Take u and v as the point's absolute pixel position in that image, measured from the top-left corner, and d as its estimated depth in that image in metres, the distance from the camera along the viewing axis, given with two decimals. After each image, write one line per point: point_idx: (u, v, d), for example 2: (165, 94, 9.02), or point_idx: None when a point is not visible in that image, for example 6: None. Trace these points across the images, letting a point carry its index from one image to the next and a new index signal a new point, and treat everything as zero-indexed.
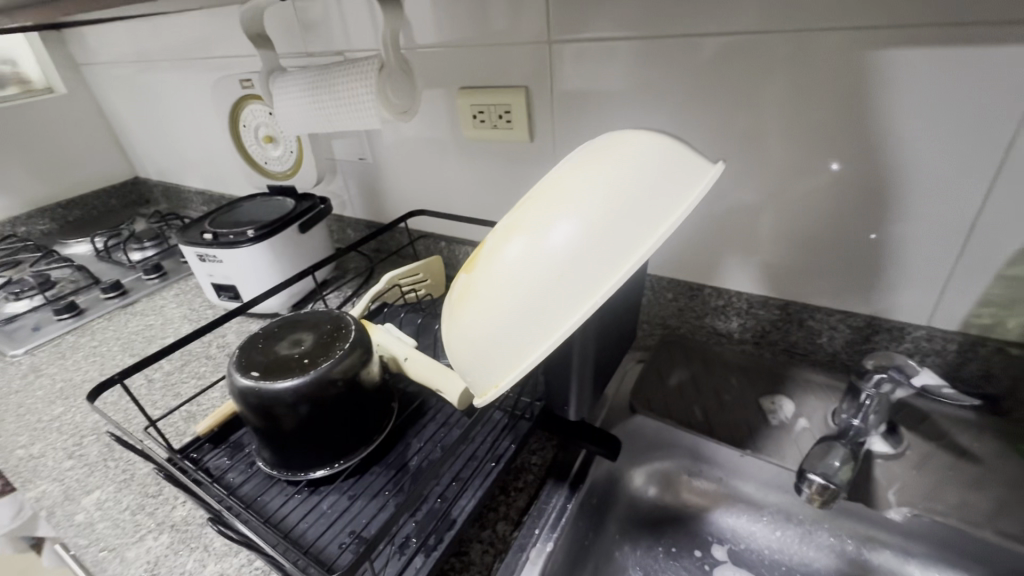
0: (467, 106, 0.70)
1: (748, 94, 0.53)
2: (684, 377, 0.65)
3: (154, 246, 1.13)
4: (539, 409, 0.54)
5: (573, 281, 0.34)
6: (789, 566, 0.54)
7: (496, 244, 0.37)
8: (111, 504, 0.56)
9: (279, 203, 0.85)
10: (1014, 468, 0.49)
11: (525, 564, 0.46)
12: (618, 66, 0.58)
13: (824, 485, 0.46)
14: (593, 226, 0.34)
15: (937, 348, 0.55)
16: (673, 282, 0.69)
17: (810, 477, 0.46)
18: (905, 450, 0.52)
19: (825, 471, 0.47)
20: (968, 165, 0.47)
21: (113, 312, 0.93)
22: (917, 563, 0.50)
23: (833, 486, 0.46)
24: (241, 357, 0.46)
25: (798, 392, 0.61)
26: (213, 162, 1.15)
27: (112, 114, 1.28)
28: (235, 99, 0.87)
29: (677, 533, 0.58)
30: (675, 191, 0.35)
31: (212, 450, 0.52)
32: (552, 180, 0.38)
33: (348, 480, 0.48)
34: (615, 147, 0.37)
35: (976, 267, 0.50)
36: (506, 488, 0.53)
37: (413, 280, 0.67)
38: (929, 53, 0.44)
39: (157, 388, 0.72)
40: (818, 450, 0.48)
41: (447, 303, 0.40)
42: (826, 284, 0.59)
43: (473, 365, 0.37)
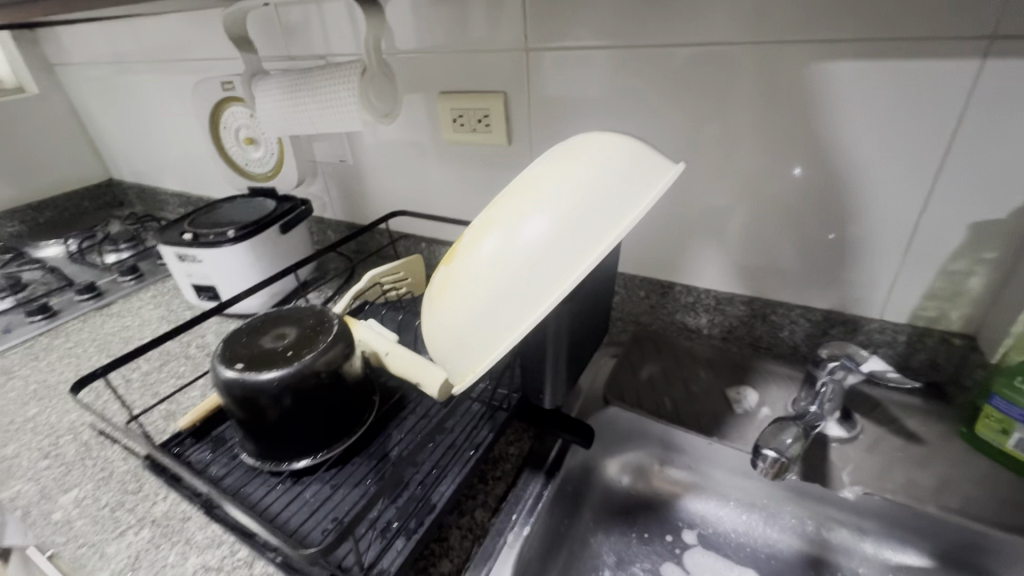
0: (447, 110, 0.73)
1: (712, 102, 0.57)
2: (655, 370, 0.67)
3: (130, 248, 1.11)
4: (516, 400, 0.56)
5: (546, 271, 0.36)
6: (754, 547, 0.57)
7: (474, 238, 0.39)
8: (89, 502, 0.56)
9: (260, 204, 0.86)
10: (957, 449, 0.53)
11: (503, 548, 0.47)
12: (591, 74, 0.61)
13: (777, 458, 0.47)
14: (565, 220, 0.36)
15: (888, 339, 0.59)
16: (646, 280, 0.72)
17: (763, 451, 0.47)
18: (859, 434, 0.56)
19: (778, 446, 0.48)
20: (911, 169, 0.51)
21: (87, 314, 0.92)
22: (870, 540, 0.53)
23: (785, 460, 0.46)
24: (225, 350, 0.47)
25: (763, 383, 0.64)
26: (191, 164, 1.15)
27: (86, 115, 1.27)
28: (215, 101, 0.87)
29: (650, 519, 0.60)
30: (640, 188, 0.38)
31: (194, 444, 0.53)
32: (526, 178, 0.40)
33: (330, 470, 0.49)
34: (585, 148, 0.40)
35: (921, 264, 0.55)
36: (484, 477, 0.54)
37: (395, 280, 0.67)
38: (873, 65, 0.48)
39: (135, 388, 0.72)
40: (772, 428, 0.49)
41: (427, 295, 0.42)
42: (788, 281, 0.62)
43: (453, 353, 0.39)
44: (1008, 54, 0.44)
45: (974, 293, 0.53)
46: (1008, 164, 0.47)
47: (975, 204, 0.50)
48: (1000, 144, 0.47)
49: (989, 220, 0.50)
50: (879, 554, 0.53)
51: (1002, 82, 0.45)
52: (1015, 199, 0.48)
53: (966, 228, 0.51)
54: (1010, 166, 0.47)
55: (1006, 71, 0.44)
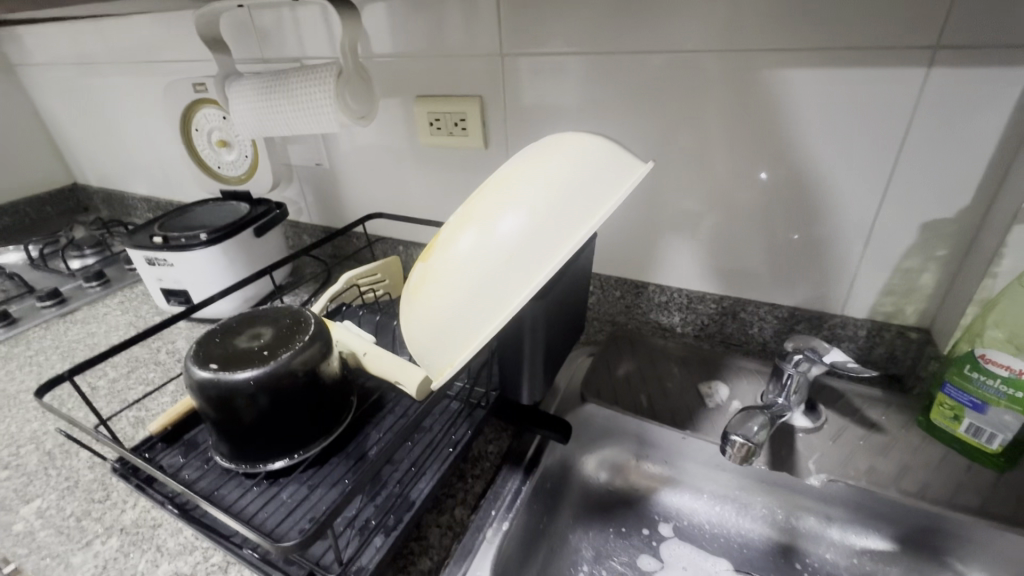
0: (424, 114, 0.73)
1: (681, 108, 0.59)
2: (631, 368, 0.69)
3: (95, 254, 1.08)
4: (494, 398, 0.56)
5: (521, 265, 0.37)
6: (727, 537, 0.59)
7: (451, 234, 0.39)
8: (53, 512, 0.54)
9: (233, 208, 0.85)
10: (914, 436, 0.56)
11: (482, 543, 0.48)
12: (566, 80, 0.63)
13: (744, 443, 0.48)
14: (539, 216, 0.37)
15: (850, 334, 0.62)
16: (620, 281, 0.73)
17: (731, 436, 0.48)
18: (823, 424, 0.58)
19: (745, 432, 0.49)
20: (866, 171, 0.54)
21: (50, 322, 0.89)
22: (836, 526, 0.56)
23: (751, 445, 0.48)
24: (198, 350, 0.46)
25: (733, 378, 0.66)
26: (160, 168, 1.12)
27: (49, 117, 1.23)
28: (187, 103, 0.86)
29: (627, 514, 0.61)
30: (610, 185, 0.40)
31: (165, 449, 0.52)
32: (501, 176, 0.41)
33: (307, 471, 0.49)
34: (558, 147, 0.41)
35: (878, 262, 0.57)
36: (463, 475, 0.55)
37: (372, 280, 0.68)
38: (829, 72, 0.51)
39: (102, 395, 0.70)
40: (739, 416, 0.51)
41: (405, 292, 0.42)
42: (756, 280, 0.65)
43: (431, 347, 0.39)
44: (951, 63, 0.47)
45: (927, 288, 0.56)
46: (953, 167, 0.50)
47: (925, 204, 0.53)
48: (946, 147, 0.50)
49: (938, 219, 0.53)
50: (845, 539, 0.55)
51: (947, 89, 0.48)
52: (960, 198, 0.51)
53: (918, 227, 0.54)
54: (955, 168, 0.50)
55: (949, 79, 0.47)
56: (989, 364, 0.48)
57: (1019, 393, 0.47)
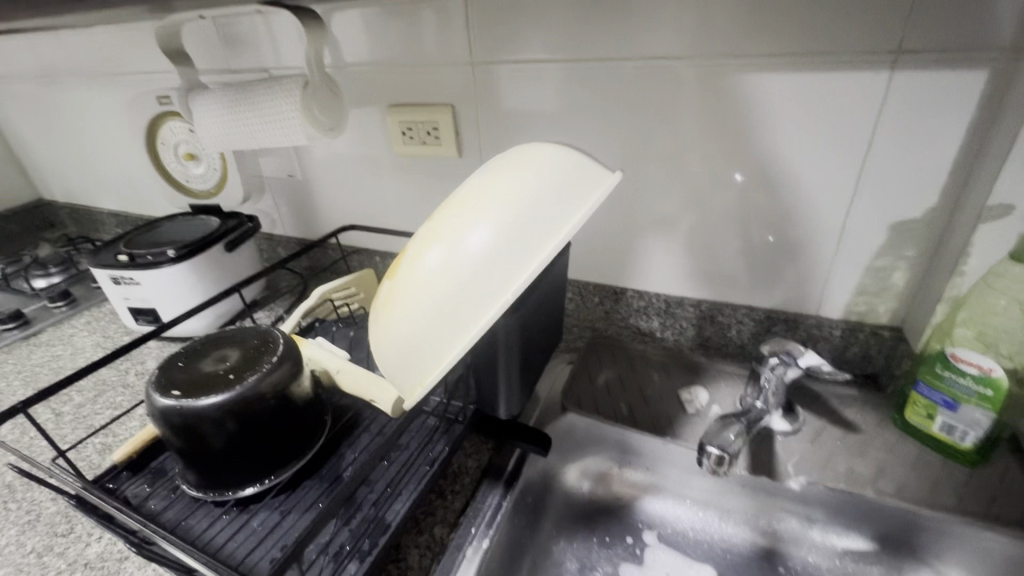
0: (395, 123, 0.72)
1: (654, 114, 0.59)
2: (611, 375, 0.68)
3: (61, 272, 1.04)
4: (471, 413, 0.55)
5: (489, 280, 0.36)
6: (710, 542, 0.59)
7: (417, 250, 0.38)
8: (13, 548, 0.51)
9: (202, 222, 0.83)
10: (890, 435, 0.57)
11: (461, 563, 0.47)
12: (540, 87, 0.63)
13: (720, 454, 0.48)
14: (506, 230, 0.37)
15: (826, 334, 0.62)
16: (599, 287, 0.73)
17: (706, 448, 0.48)
18: (802, 426, 0.58)
19: (721, 442, 0.49)
20: (835, 174, 0.54)
21: (13, 345, 0.85)
22: (818, 528, 0.56)
23: (727, 456, 0.48)
24: (160, 377, 0.44)
25: (713, 382, 0.66)
26: (128, 182, 1.09)
27: (11, 131, 1.18)
28: (152, 116, 0.84)
29: (610, 523, 0.60)
30: (577, 195, 0.39)
31: (130, 478, 0.50)
32: (466, 189, 0.40)
33: (278, 496, 0.47)
34: (525, 158, 0.40)
35: (850, 262, 0.58)
36: (443, 492, 0.54)
37: (346, 294, 0.67)
38: (797, 76, 0.51)
39: (66, 421, 0.67)
40: (716, 425, 0.51)
41: (373, 310, 0.41)
42: (733, 283, 0.65)
43: (400, 367, 0.38)
44: (914, 67, 0.47)
45: (898, 287, 0.57)
46: (920, 167, 0.51)
47: (894, 205, 0.53)
48: (911, 149, 0.50)
49: (907, 220, 0.54)
50: (826, 540, 0.55)
51: (910, 92, 0.48)
52: (928, 198, 0.52)
53: (887, 227, 0.55)
54: (921, 168, 0.51)
55: (912, 82, 0.48)
56: (960, 363, 0.49)
57: (989, 390, 0.48)
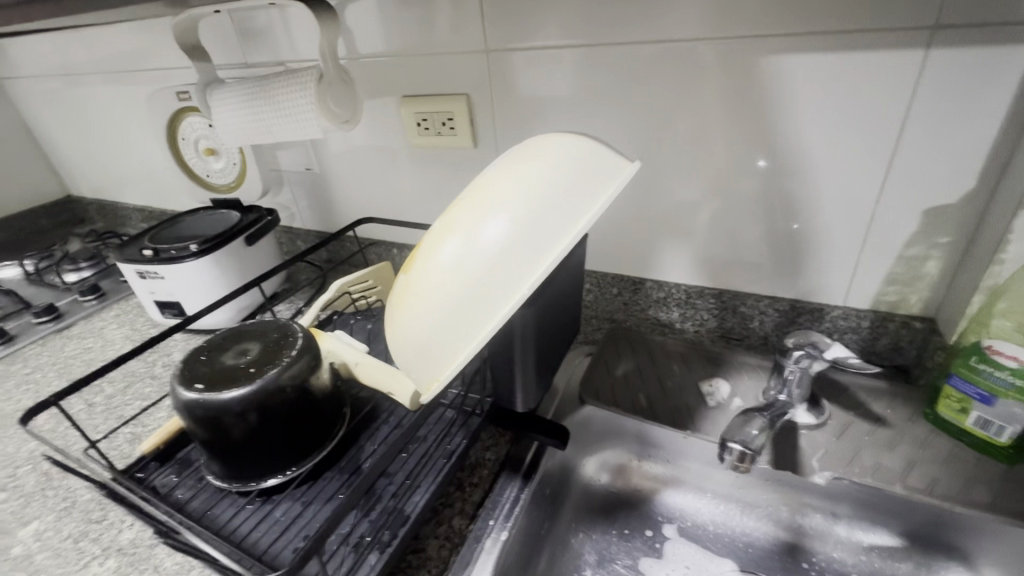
0: (411, 114, 0.72)
1: (674, 99, 0.57)
2: (630, 367, 0.67)
3: (91, 266, 1.07)
4: (489, 405, 0.55)
5: (505, 275, 0.36)
6: (731, 536, 0.58)
7: (432, 243, 0.38)
8: (51, 534, 0.53)
9: (223, 216, 0.84)
10: (921, 429, 0.55)
11: (480, 554, 0.47)
12: (556, 74, 0.61)
13: (744, 450, 0.47)
14: (522, 223, 0.36)
15: (853, 325, 0.60)
16: (618, 278, 0.72)
17: (730, 444, 0.47)
18: (827, 420, 0.57)
19: (744, 438, 0.48)
20: (863, 159, 0.52)
21: (47, 338, 0.88)
22: (843, 523, 0.54)
23: (751, 452, 0.46)
24: (184, 370, 0.45)
25: (735, 374, 0.64)
26: (152, 177, 1.11)
27: (39, 129, 1.22)
28: (172, 112, 0.85)
29: (629, 515, 0.60)
30: (594, 186, 0.39)
31: (158, 468, 0.51)
32: (481, 182, 0.39)
33: (300, 487, 0.48)
34: (540, 149, 0.39)
35: (879, 250, 0.56)
36: (461, 484, 0.54)
37: (363, 288, 0.67)
38: (825, 57, 0.49)
39: (98, 412, 0.69)
40: (737, 421, 0.49)
41: (389, 304, 0.40)
42: (756, 273, 0.63)
43: (418, 361, 0.38)
44: (951, 44, 0.45)
45: (931, 276, 0.55)
46: (956, 150, 0.48)
47: (928, 189, 0.51)
48: (945, 131, 0.48)
49: (941, 205, 0.51)
50: (852, 536, 0.54)
51: (946, 71, 0.46)
52: (964, 182, 0.49)
53: (920, 213, 0.52)
54: (957, 151, 0.48)
55: (948, 61, 0.45)
56: (997, 355, 0.47)
57: None
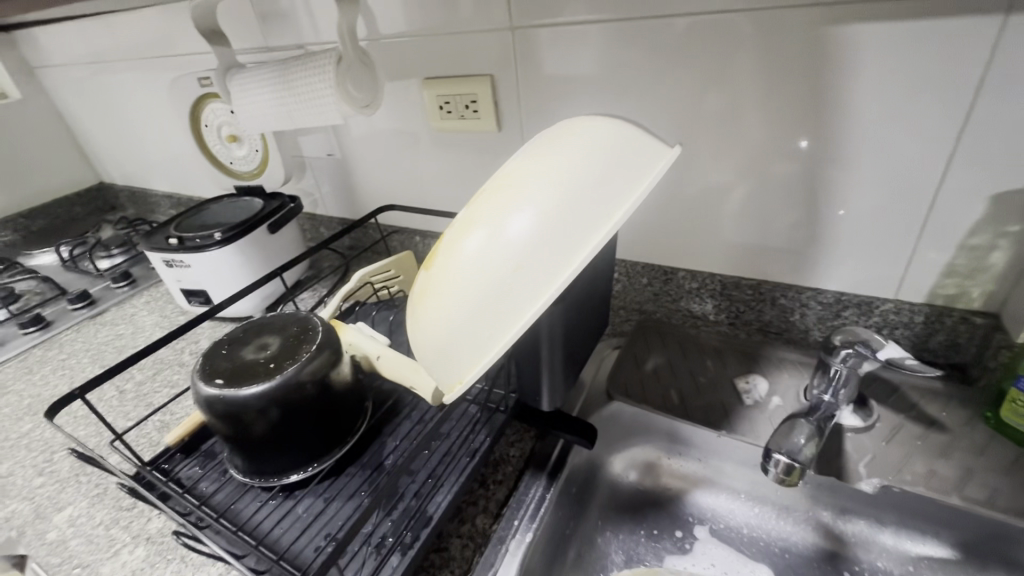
0: (433, 97, 0.69)
1: (711, 76, 0.53)
2: (660, 362, 0.65)
3: (122, 253, 1.09)
4: (514, 401, 0.53)
5: (533, 271, 0.33)
6: (767, 541, 0.55)
7: (454, 238, 0.36)
8: (84, 520, 0.54)
9: (247, 203, 0.84)
10: (980, 435, 0.51)
11: (504, 556, 0.46)
12: (585, 52, 0.58)
13: (788, 462, 0.46)
14: (550, 216, 0.33)
15: (905, 320, 0.56)
16: (648, 267, 0.68)
17: (774, 457, 0.46)
18: (875, 423, 0.54)
19: (789, 449, 0.47)
20: (926, 140, 0.47)
21: (81, 324, 0.90)
22: (890, 531, 0.51)
23: (798, 464, 0.46)
24: (204, 365, 0.45)
25: (774, 372, 0.62)
26: (179, 164, 1.12)
27: (71, 118, 1.23)
28: (195, 99, 0.84)
29: (658, 515, 0.58)
30: (630, 175, 0.35)
31: (184, 459, 0.51)
32: (507, 171, 0.37)
33: (322, 483, 0.47)
34: (570, 134, 0.36)
35: (938, 239, 0.51)
36: (485, 481, 0.53)
37: (385, 278, 0.65)
38: (887, 26, 0.44)
39: (128, 399, 0.70)
40: (783, 429, 0.48)
41: (409, 300, 0.39)
42: (798, 263, 0.59)
43: (439, 361, 0.36)
44: None
45: (997, 269, 0.50)
46: None
47: (999, 173, 0.46)
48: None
49: (1013, 190, 0.46)
50: (899, 545, 0.51)
51: None
52: None
53: (987, 199, 0.47)
54: None
55: None
56: None
57: None
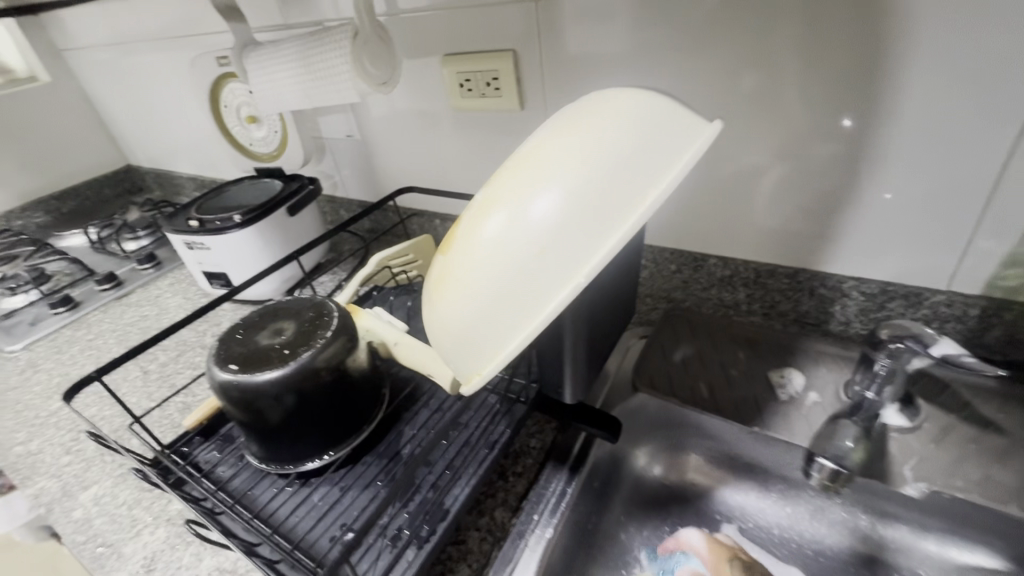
0: (453, 75, 0.66)
1: (748, 48, 0.49)
2: (689, 353, 0.62)
3: (148, 234, 1.10)
4: (534, 392, 0.51)
5: (557, 256, 0.31)
6: (798, 543, 0.52)
7: (474, 220, 0.33)
8: (108, 499, 0.55)
9: (266, 185, 0.83)
10: None
11: (523, 552, 0.44)
12: (613, 23, 0.54)
13: (834, 468, 0.46)
14: (576, 197, 0.31)
15: (957, 314, 0.52)
16: (676, 253, 0.64)
17: (820, 464, 0.46)
18: (922, 422, 0.50)
19: (835, 453, 0.47)
20: (994, 114, 0.43)
21: (109, 304, 0.92)
22: (933, 538, 0.48)
23: (845, 471, 0.46)
24: (219, 349, 0.44)
25: (811, 363, 0.58)
26: (202, 147, 1.12)
27: (97, 100, 1.25)
28: (214, 78, 0.83)
29: (683, 511, 0.56)
30: (666, 154, 0.32)
31: (202, 443, 0.51)
32: (532, 148, 0.34)
33: (339, 471, 0.46)
34: (602, 106, 0.34)
35: (1000, 225, 0.47)
36: (504, 473, 0.51)
37: (403, 261, 0.64)
38: None
39: (152, 379, 0.71)
40: (827, 431, 0.48)
41: (427, 285, 0.37)
42: (839, 250, 0.55)
43: (456, 351, 0.34)
44: None
45: None
46: None
47: None
48: None
49: None
50: (943, 553, 0.48)
51: None
52: None
53: None
54: None
55: None
56: None
57: None
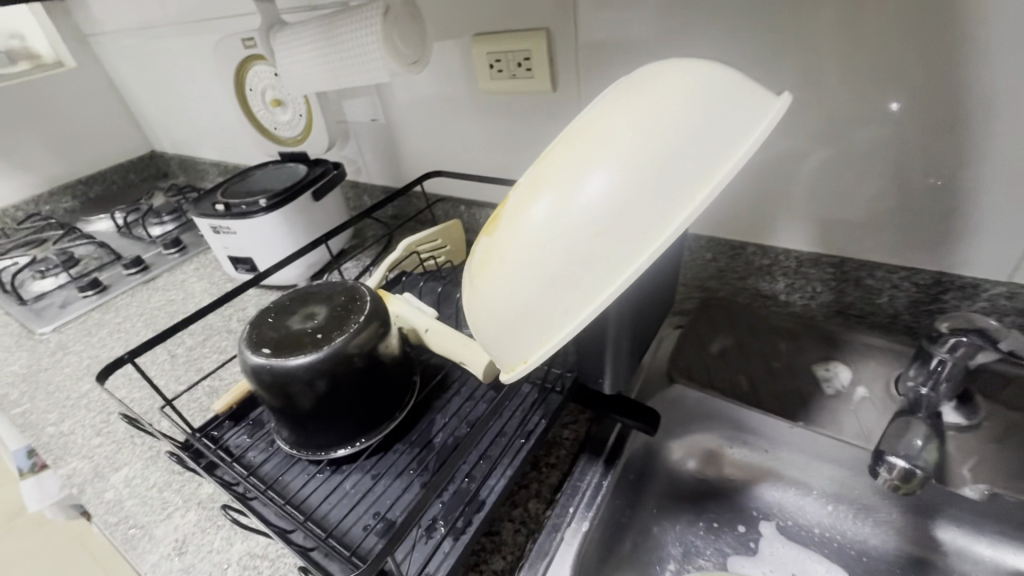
0: (483, 55, 0.64)
1: (794, 25, 0.46)
2: (727, 344, 0.61)
3: (173, 220, 1.11)
4: (570, 381, 0.50)
5: (613, 241, 0.29)
6: (841, 542, 0.50)
7: (521, 201, 0.32)
8: (138, 481, 0.55)
9: (291, 170, 0.82)
10: None
11: (559, 546, 0.43)
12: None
13: (905, 467, 0.43)
14: (634, 178, 0.29)
15: (1019, 306, 0.47)
16: (712, 242, 0.61)
17: (891, 463, 0.43)
18: (980, 421, 0.47)
19: (906, 453, 0.44)
20: None
21: (136, 288, 0.92)
22: (987, 541, 0.46)
23: (919, 471, 0.43)
24: (251, 332, 0.43)
25: (862, 358, 0.55)
26: (226, 132, 1.12)
27: (122, 86, 1.25)
28: (239, 61, 0.82)
29: (720, 507, 0.54)
30: (729, 132, 0.30)
31: (232, 427, 0.50)
32: (583, 125, 0.32)
33: (370, 459, 0.45)
34: (660, 80, 0.31)
35: None
36: (537, 464, 0.50)
37: (432, 247, 0.62)
38: None
39: (180, 363, 0.71)
40: (894, 429, 0.45)
41: (468, 269, 0.35)
42: (888, 240, 0.51)
43: (501, 338, 0.33)
44: None
45: None
46: None
47: None
48: None
49: None
50: (998, 558, 0.45)
51: None
52: None
53: None
54: None
55: None
56: None
57: None
